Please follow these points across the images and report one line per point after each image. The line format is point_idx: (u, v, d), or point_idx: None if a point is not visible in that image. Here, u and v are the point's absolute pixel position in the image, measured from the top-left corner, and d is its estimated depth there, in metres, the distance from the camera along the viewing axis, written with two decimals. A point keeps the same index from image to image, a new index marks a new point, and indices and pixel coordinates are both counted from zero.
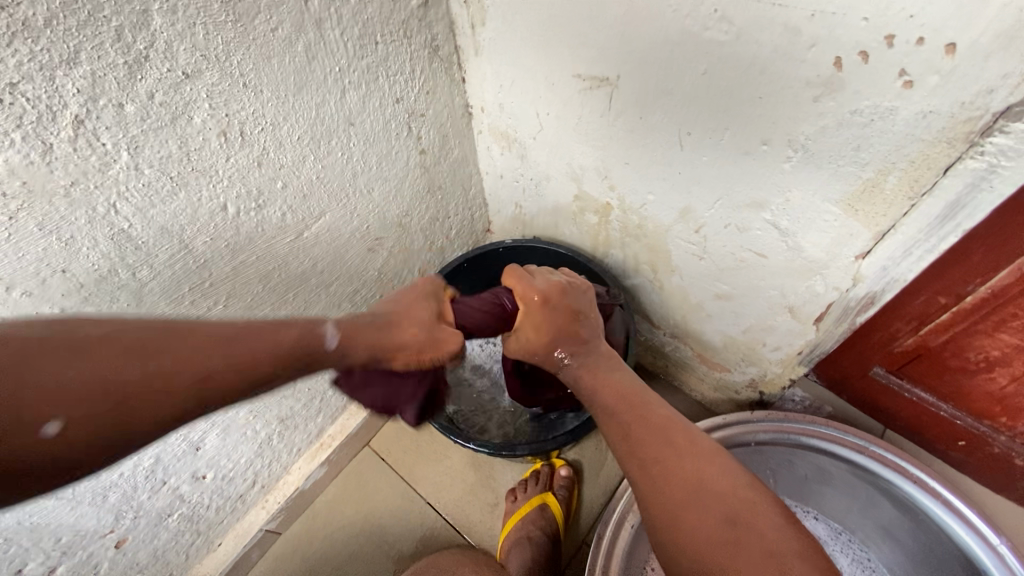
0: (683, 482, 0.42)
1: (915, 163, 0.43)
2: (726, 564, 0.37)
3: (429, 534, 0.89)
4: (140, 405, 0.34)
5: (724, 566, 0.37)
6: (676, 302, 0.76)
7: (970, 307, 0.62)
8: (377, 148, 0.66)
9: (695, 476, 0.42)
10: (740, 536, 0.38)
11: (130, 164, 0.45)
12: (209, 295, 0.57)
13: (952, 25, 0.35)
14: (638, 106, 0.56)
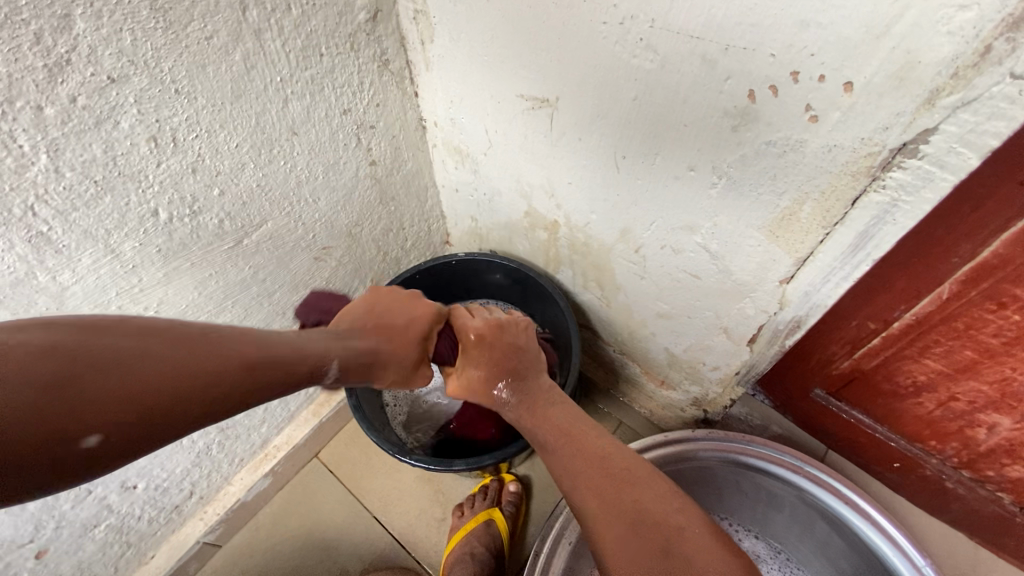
0: (613, 485, 0.48)
1: (825, 195, 0.44)
2: (642, 534, 0.45)
3: (374, 548, 0.88)
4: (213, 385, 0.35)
5: (647, 533, 0.45)
6: (622, 320, 0.77)
7: (898, 333, 0.65)
8: (324, 158, 0.66)
9: (613, 475, 0.49)
10: (653, 515, 0.46)
11: (49, 167, 0.44)
12: (140, 301, 0.56)
13: (848, 65, 0.37)
14: (577, 128, 0.58)
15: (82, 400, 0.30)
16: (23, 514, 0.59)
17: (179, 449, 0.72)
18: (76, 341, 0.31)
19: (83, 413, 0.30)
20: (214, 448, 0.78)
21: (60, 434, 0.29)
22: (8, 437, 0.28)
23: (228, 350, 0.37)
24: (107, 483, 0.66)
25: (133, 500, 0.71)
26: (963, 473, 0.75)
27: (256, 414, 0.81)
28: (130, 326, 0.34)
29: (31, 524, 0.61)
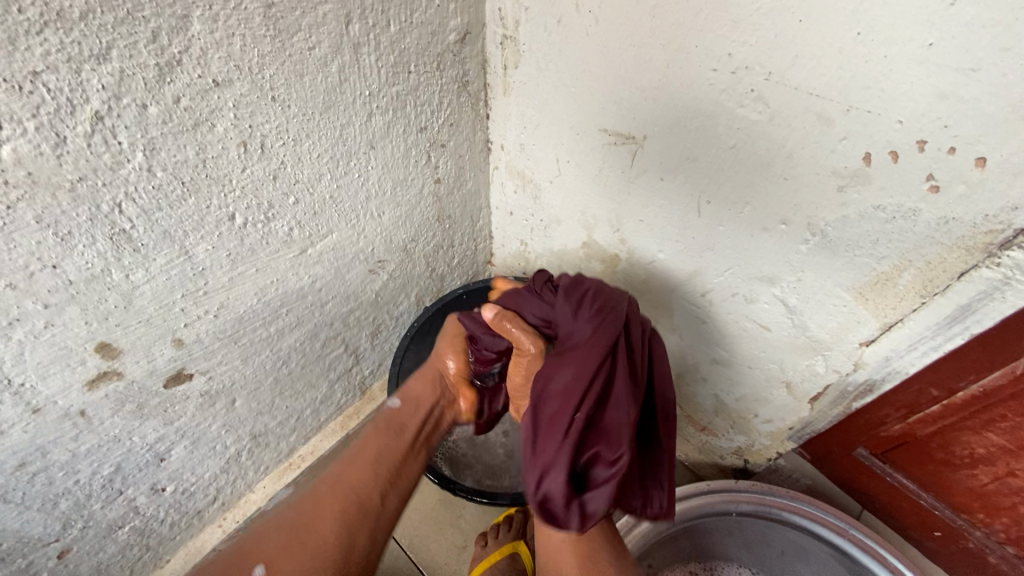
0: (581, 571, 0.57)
1: (931, 265, 0.44)
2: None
3: (390, 569, 0.85)
4: (387, 452, 0.60)
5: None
6: (672, 361, 0.76)
7: (961, 403, 0.62)
8: (394, 173, 0.65)
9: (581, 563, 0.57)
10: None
11: (142, 165, 0.43)
12: (202, 304, 0.55)
13: (985, 141, 0.36)
14: (661, 167, 0.57)
15: (360, 484, 0.56)
16: (54, 512, 0.57)
17: (211, 454, 0.70)
18: (331, 490, 0.55)
19: (369, 489, 0.56)
20: (244, 454, 0.76)
21: (377, 490, 0.56)
22: (355, 507, 0.54)
23: (379, 448, 0.60)
24: (138, 484, 0.63)
25: (159, 503, 0.68)
26: (1008, 549, 0.73)
27: (287, 422, 0.79)
28: (349, 479, 0.56)
29: (60, 522, 0.58)
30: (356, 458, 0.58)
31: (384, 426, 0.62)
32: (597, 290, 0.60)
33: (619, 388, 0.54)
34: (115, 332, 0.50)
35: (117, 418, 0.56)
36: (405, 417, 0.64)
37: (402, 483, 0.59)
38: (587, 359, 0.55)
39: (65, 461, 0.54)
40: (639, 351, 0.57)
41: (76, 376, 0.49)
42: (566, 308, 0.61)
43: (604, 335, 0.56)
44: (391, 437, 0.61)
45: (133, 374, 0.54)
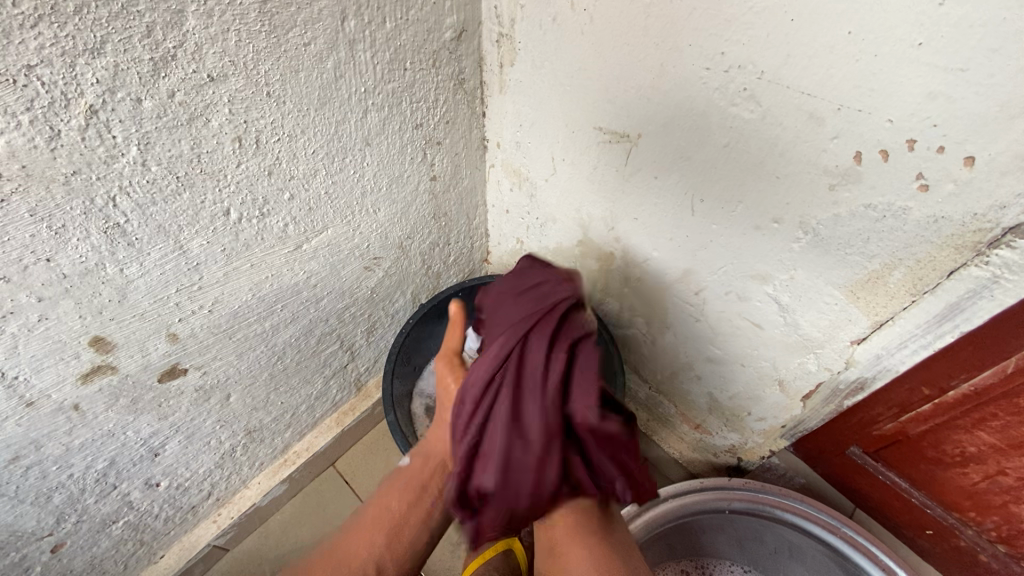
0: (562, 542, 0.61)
1: (921, 263, 0.44)
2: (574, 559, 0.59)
3: None
4: (380, 527, 0.57)
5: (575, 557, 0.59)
6: (667, 359, 0.76)
7: (952, 402, 0.62)
8: (390, 170, 0.65)
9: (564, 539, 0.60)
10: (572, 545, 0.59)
11: (137, 159, 0.43)
12: (196, 299, 0.55)
13: (974, 140, 0.36)
14: (655, 165, 0.57)
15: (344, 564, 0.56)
16: (48, 506, 0.57)
17: (205, 449, 0.70)
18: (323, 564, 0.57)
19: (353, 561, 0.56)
20: (238, 450, 0.76)
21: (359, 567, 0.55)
22: None
23: (379, 516, 0.58)
24: (132, 479, 0.64)
25: (153, 498, 0.68)
26: (999, 547, 0.73)
27: (282, 419, 0.79)
28: (346, 543, 0.57)
29: (54, 516, 0.58)
30: (347, 537, 0.58)
31: (374, 514, 0.58)
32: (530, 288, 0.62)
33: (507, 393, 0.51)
34: (109, 326, 0.50)
35: (111, 412, 0.56)
36: (392, 508, 0.58)
37: (400, 553, 0.57)
38: (472, 375, 0.53)
39: (59, 455, 0.54)
40: (541, 367, 0.53)
41: (70, 370, 0.49)
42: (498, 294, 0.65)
43: (498, 347, 0.55)
44: (388, 511, 0.58)
45: (127, 369, 0.54)
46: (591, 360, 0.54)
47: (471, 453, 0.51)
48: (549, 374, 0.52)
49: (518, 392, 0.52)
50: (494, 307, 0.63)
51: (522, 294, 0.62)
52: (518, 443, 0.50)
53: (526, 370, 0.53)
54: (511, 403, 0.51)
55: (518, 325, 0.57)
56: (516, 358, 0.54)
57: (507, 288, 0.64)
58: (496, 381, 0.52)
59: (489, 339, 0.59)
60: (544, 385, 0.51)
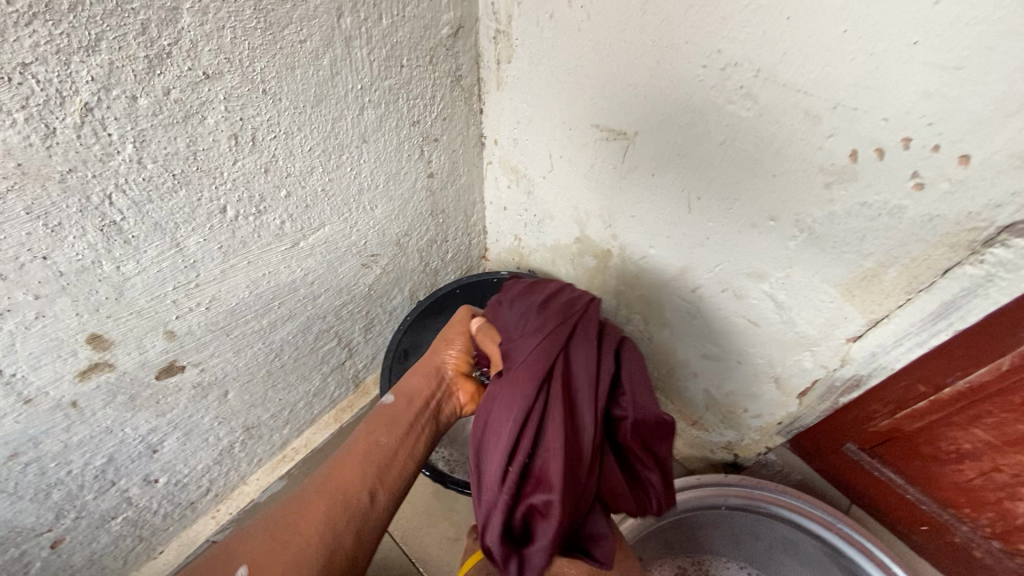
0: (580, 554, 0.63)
1: (915, 261, 0.44)
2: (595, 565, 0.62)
3: (383, 560, 0.85)
4: (371, 457, 0.55)
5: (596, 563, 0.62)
6: (663, 356, 0.76)
7: (947, 399, 0.62)
8: (387, 167, 0.65)
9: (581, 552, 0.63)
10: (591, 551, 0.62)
11: (132, 157, 0.43)
12: (193, 296, 0.55)
13: (969, 139, 0.36)
14: (652, 163, 0.57)
15: (335, 491, 0.51)
16: (47, 503, 0.57)
17: (204, 446, 0.71)
18: (302, 496, 0.51)
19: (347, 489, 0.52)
20: (237, 446, 0.76)
21: (353, 496, 0.52)
22: (327, 523, 0.49)
23: (369, 448, 0.56)
24: (131, 476, 0.64)
25: (152, 494, 0.69)
26: (993, 543, 0.74)
27: (280, 415, 0.80)
28: (332, 475, 0.53)
29: (53, 512, 0.58)
30: (332, 467, 0.54)
31: (362, 447, 0.56)
32: (549, 298, 0.61)
33: (557, 413, 0.51)
34: (107, 324, 0.50)
35: (109, 409, 0.56)
36: (382, 440, 0.57)
37: (393, 482, 0.55)
38: (517, 392, 0.53)
39: (57, 451, 0.54)
40: (592, 381, 0.54)
41: (68, 367, 0.50)
42: (514, 310, 0.61)
43: (539, 365, 0.53)
44: (377, 443, 0.57)
45: (125, 366, 0.54)
46: (635, 368, 0.57)
47: (527, 469, 0.51)
48: (599, 377, 0.54)
49: (569, 403, 0.53)
50: (513, 324, 0.60)
51: (544, 303, 0.60)
52: (579, 451, 0.52)
53: (573, 381, 0.54)
54: (566, 416, 0.52)
55: (554, 333, 0.56)
56: (562, 371, 0.54)
57: (524, 303, 0.61)
58: (547, 399, 0.52)
59: (509, 357, 0.56)
60: (595, 394, 0.53)
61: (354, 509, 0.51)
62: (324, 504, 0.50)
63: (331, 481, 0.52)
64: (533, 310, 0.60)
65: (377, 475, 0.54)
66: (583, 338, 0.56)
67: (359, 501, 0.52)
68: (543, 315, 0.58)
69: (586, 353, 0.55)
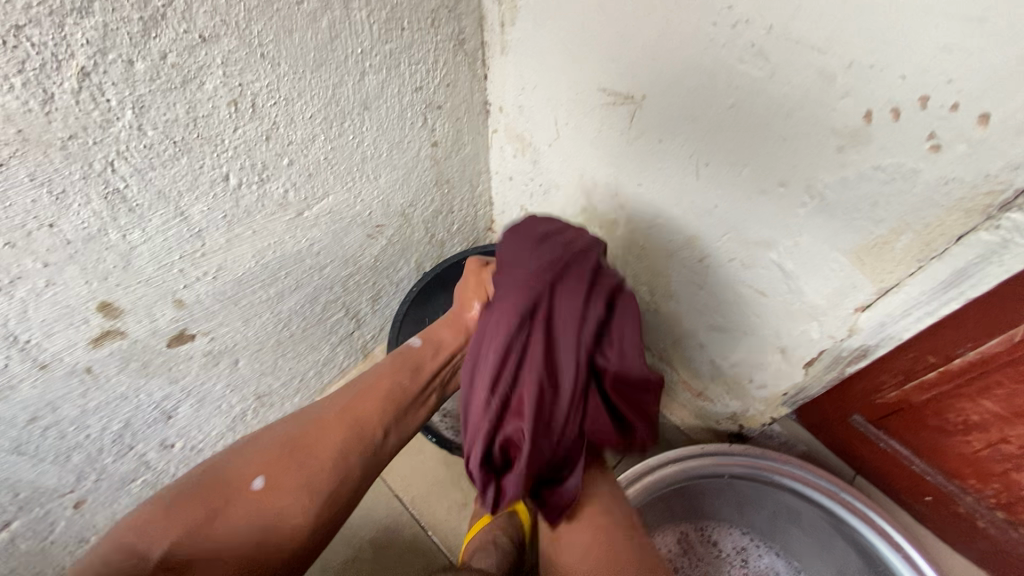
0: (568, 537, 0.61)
1: (929, 227, 0.43)
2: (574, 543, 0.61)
3: (393, 524, 0.88)
4: (389, 395, 0.60)
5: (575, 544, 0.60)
6: (670, 327, 0.76)
7: (957, 370, 0.61)
8: (389, 135, 0.64)
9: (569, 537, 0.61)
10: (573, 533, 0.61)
11: (132, 123, 0.43)
12: (200, 265, 0.56)
13: (990, 97, 0.35)
14: (659, 128, 0.56)
15: (351, 425, 0.57)
16: (68, 465, 0.59)
17: (217, 412, 0.73)
18: (322, 422, 0.56)
19: (361, 425, 0.57)
20: (249, 414, 0.78)
21: (366, 433, 0.57)
22: (339, 453, 0.55)
23: (389, 386, 0.61)
24: (147, 440, 0.66)
25: (169, 458, 0.71)
26: (998, 514, 0.74)
27: (291, 383, 0.81)
28: (352, 407, 0.58)
29: (74, 474, 0.61)
30: (353, 398, 0.59)
31: (383, 384, 0.61)
32: (551, 234, 0.61)
33: (535, 347, 0.54)
34: (116, 292, 0.51)
35: (123, 375, 0.57)
36: (402, 382, 0.62)
37: (404, 424, 0.61)
38: (502, 323, 0.55)
39: (75, 416, 0.56)
40: (574, 323, 0.54)
41: (81, 334, 0.51)
42: (513, 243, 0.63)
43: (525, 299, 0.55)
44: (396, 383, 0.61)
45: (136, 334, 0.55)
46: (627, 313, 0.57)
47: (506, 402, 0.54)
48: (586, 323, 0.54)
49: (551, 344, 0.54)
50: (508, 252, 0.62)
51: (542, 241, 0.61)
52: (554, 394, 0.53)
53: (557, 323, 0.55)
54: (545, 352, 0.54)
55: (547, 269, 0.57)
56: (549, 312, 0.55)
57: (523, 236, 0.63)
58: (529, 329, 0.54)
59: (501, 293, 0.58)
60: (580, 337, 0.54)
61: (364, 446, 0.57)
62: (338, 435, 0.56)
63: (349, 414, 0.57)
64: (530, 245, 0.61)
65: (391, 416, 0.60)
66: (574, 278, 0.56)
67: (371, 439, 0.57)
68: (540, 249, 0.59)
69: (578, 294, 0.55)
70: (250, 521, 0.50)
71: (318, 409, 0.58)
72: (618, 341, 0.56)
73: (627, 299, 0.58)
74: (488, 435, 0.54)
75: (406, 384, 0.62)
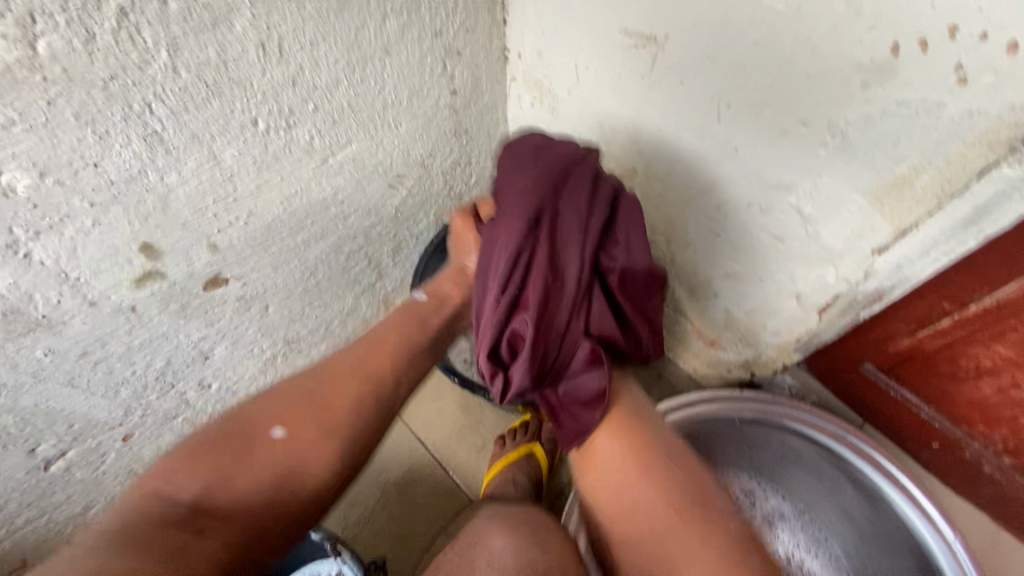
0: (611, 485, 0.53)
1: (950, 163, 0.43)
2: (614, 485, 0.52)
3: (416, 466, 0.93)
4: (401, 345, 0.60)
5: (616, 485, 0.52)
6: (685, 276, 0.77)
7: (972, 316, 0.62)
8: (410, 82, 0.65)
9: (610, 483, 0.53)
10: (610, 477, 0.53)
11: (167, 65, 0.44)
12: (232, 210, 0.58)
13: (1017, 23, 0.34)
14: (681, 70, 0.55)
15: (364, 376, 0.56)
16: (116, 399, 0.64)
17: (250, 356, 0.76)
18: (333, 372, 0.55)
19: (375, 376, 0.56)
20: (279, 359, 0.82)
21: (381, 382, 0.56)
22: (356, 403, 0.54)
23: (399, 336, 0.60)
24: (187, 379, 0.70)
25: (207, 398, 0.75)
26: (1005, 460, 0.75)
27: (317, 331, 0.84)
28: (362, 359, 0.57)
29: (122, 409, 0.65)
30: (363, 349, 0.58)
31: (391, 335, 0.60)
32: (547, 147, 0.61)
33: (544, 249, 0.54)
34: (156, 234, 0.53)
35: (164, 316, 0.61)
36: (411, 333, 0.62)
37: (416, 373, 0.61)
38: (511, 229, 0.55)
39: (121, 352, 0.60)
40: (579, 224, 0.55)
41: (125, 274, 0.54)
42: (509, 159, 0.62)
43: (531, 204, 0.55)
44: (406, 333, 0.61)
45: (175, 276, 0.58)
46: (633, 219, 0.59)
47: (516, 298, 0.54)
48: (592, 225, 0.56)
49: (557, 243, 0.55)
50: (505, 169, 0.62)
51: (542, 153, 0.61)
52: (561, 285, 0.54)
53: (563, 222, 0.56)
54: (552, 254, 0.54)
55: (549, 177, 0.57)
56: (558, 212, 0.56)
57: (517, 152, 0.62)
58: (536, 232, 0.54)
59: (505, 200, 0.59)
60: (586, 237, 0.55)
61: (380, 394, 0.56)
62: (353, 384, 0.55)
63: (361, 364, 0.56)
64: (527, 159, 0.61)
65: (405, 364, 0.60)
66: (577, 185, 0.57)
67: (386, 388, 0.57)
68: (539, 160, 0.60)
69: (583, 198, 0.57)
70: (272, 471, 0.49)
71: (327, 361, 0.57)
72: (623, 242, 0.58)
73: (630, 202, 0.59)
74: (497, 323, 0.53)
75: (417, 335, 0.62)
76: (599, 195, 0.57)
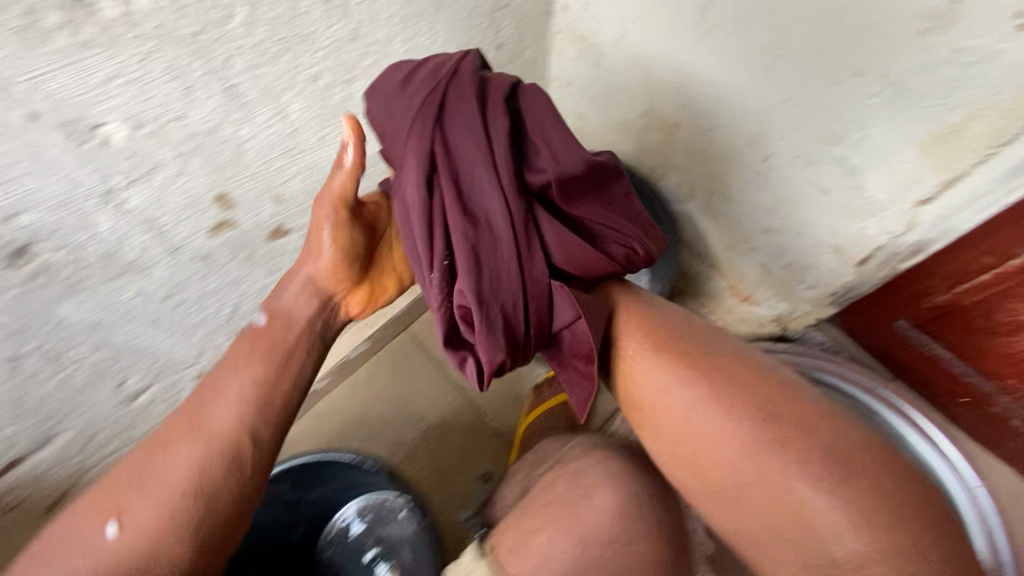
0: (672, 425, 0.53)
1: (1005, 111, 0.45)
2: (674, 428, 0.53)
3: (457, 412, 0.98)
4: (227, 401, 0.53)
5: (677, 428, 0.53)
6: (723, 231, 0.78)
7: (1013, 270, 0.63)
8: (458, 36, 0.66)
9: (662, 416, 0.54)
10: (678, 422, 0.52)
11: (245, 21, 0.47)
12: (295, 162, 0.61)
13: None
14: (734, 19, 0.56)
15: (204, 420, 0.52)
16: (192, 340, 0.70)
17: None
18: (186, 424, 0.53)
19: (206, 428, 0.52)
20: None
21: (227, 442, 0.51)
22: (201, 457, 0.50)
23: (228, 378, 0.55)
24: None
25: None
26: None
27: None
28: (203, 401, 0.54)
29: (196, 349, 0.71)
30: (195, 396, 0.54)
31: (210, 389, 0.54)
32: (413, 71, 0.51)
33: (455, 202, 0.46)
34: (230, 184, 0.57)
35: (233, 263, 0.65)
36: (236, 374, 0.55)
37: (272, 419, 0.54)
38: (412, 201, 0.47)
39: (197, 297, 0.65)
40: (477, 155, 0.47)
41: (202, 222, 0.58)
42: (381, 102, 0.51)
43: (421, 155, 0.47)
44: (235, 371, 0.55)
45: (244, 225, 0.62)
46: (549, 125, 0.51)
47: (450, 267, 0.48)
48: (490, 149, 0.47)
49: (465, 189, 0.47)
50: (382, 116, 0.51)
51: (406, 82, 0.51)
52: (489, 233, 0.47)
53: (462, 161, 0.47)
54: (462, 206, 0.46)
55: (423, 113, 0.48)
56: (443, 153, 0.47)
57: (384, 91, 0.52)
58: (438, 188, 0.47)
59: (394, 162, 0.51)
60: (492, 164, 0.47)
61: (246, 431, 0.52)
62: (191, 434, 0.51)
63: (197, 421, 0.53)
64: (395, 95, 0.51)
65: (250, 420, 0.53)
66: (467, 111, 0.48)
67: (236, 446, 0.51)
68: (412, 87, 0.50)
69: (473, 123, 0.48)
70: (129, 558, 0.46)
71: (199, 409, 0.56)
72: (545, 150, 0.49)
73: (533, 97, 0.51)
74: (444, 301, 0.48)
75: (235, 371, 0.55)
76: (495, 112, 0.49)
